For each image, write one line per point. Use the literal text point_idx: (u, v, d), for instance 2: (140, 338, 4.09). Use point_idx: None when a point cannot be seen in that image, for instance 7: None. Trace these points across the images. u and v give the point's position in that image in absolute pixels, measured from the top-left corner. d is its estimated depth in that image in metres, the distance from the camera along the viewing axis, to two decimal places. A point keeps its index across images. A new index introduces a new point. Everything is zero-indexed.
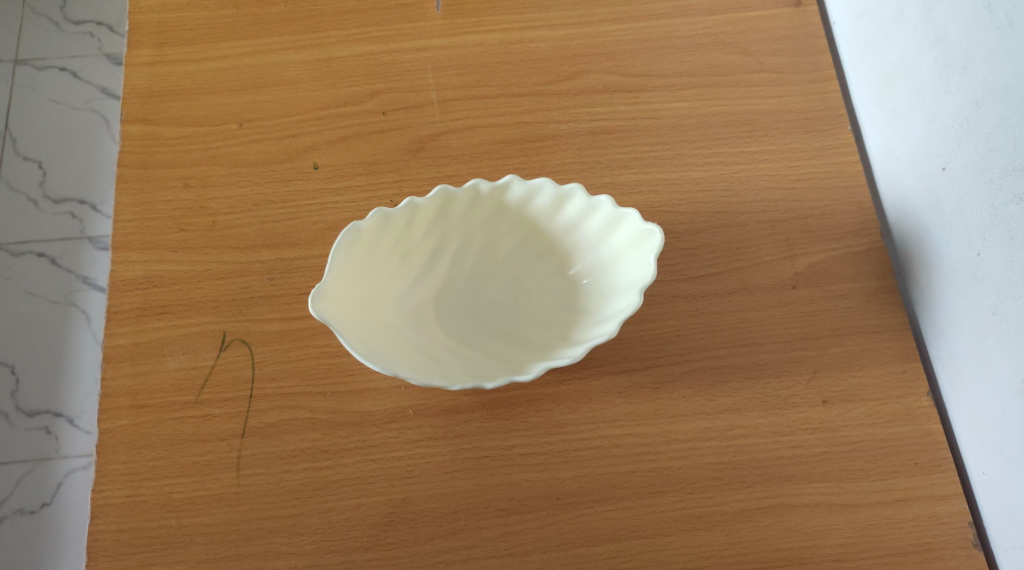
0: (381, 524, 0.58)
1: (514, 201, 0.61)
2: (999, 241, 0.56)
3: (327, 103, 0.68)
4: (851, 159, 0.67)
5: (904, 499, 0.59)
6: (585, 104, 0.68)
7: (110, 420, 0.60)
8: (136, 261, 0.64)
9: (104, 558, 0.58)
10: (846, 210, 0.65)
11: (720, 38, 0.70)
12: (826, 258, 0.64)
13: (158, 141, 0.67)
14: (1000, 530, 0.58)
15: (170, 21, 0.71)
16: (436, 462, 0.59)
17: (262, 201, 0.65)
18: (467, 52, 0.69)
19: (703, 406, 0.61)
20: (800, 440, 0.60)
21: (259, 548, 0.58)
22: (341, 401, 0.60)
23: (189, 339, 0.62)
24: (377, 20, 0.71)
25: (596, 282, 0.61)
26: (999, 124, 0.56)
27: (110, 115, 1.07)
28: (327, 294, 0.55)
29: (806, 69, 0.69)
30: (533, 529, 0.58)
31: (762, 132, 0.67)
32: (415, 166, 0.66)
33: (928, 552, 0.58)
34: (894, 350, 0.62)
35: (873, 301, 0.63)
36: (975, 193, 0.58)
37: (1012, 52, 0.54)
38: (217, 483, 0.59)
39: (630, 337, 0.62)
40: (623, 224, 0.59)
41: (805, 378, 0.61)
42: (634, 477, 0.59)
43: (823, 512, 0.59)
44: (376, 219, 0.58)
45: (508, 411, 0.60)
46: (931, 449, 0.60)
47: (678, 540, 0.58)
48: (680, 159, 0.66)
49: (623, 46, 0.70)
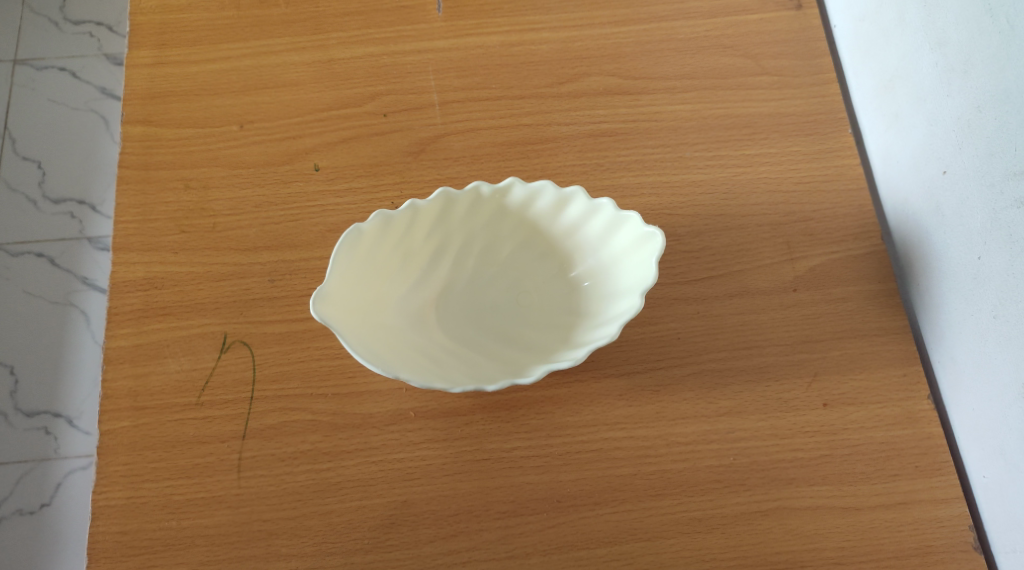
0: (382, 527, 0.58)
1: (515, 203, 0.61)
2: (1000, 245, 0.56)
3: (328, 105, 0.68)
4: (852, 161, 0.67)
5: (904, 502, 0.59)
6: (586, 107, 0.68)
7: (111, 422, 0.60)
8: (137, 262, 0.64)
9: (105, 559, 0.58)
10: (846, 213, 0.65)
11: (722, 41, 0.70)
12: (827, 261, 0.64)
13: (159, 142, 0.67)
14: (1001, 533, 0.58)
15: (172, 23, 0.71)
16: (437, 464, 0.59)
17: (263, 203, 0.65)
18: (469, 54, 0.69)
19: (704, 409, 0.61)
20: (800, 443, 0.60)
21: (260, 551, 0.58)
22: (342, 403, 0.60)
23: (189, 341, 0.62)
24: (378, 22, 0.71)
25: (597, 284, 0.61)
26: (1000, 128, 0.56)
27: (109, 115, 1.07)
28: (329, 296, 0.55)
29: (807, 72, 0.69)
30: (534, 532, 0.58)
31: (763, 135, 0.67)
32: (416, 168, 0.66)
33: (928, 555, 0.58)
34: (895, 352, 0.62)
35: (874, 304, 0.63)
36: (976, 197, 0.58)
37: (1013, 56, 0.54)
38: (218, 484, 0.59)
39: (632, 339, 0.62)
40: (624, 226, 0.59)
41: (806, 381, 0.61)
42: (635, 480, 0.59)
43: (823, 515, 0.59)
44: (378, 221, 0.58)
45: (509, 413, 0.60)
46: (931, 452, 0.60)
47: (679, 542, 0.58)
48: (681, 161, 0.66)
49: (624, 49, 0.70)
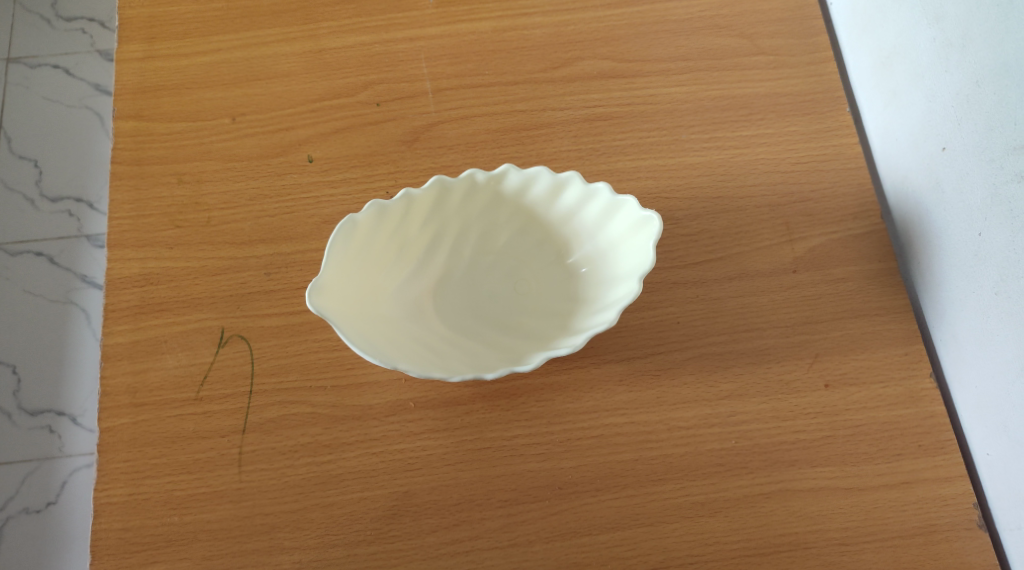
0: (385, 518, 0.58)
1: (511, 190, 0.61)
2: (1001, 220, 0.55)
3: (321, 95, 0.67)
4: (850, 140, 0.66)
5: (908, 481, 0.59)
6: (581, 91, 0.67)
7: (110, 419, 0.60)
8: (133, 258, 0.63)
9: (108, 556, 0.58)
10: (845, 192, 0.65)
11: (716, 21, 0.70)
12: (826, 241, 0.64)
13: (151, 137, 0.67)
14: (1006, 511, 0.58)
15: (161, 16, 0.70)
16: (438, 454, 0.59)
17: (258, 196, 0.65)
18: (461, 41, 0.69)
19: (705, 393, 0.60)
20: (802, 425, 0.60)
21: (263, 544, 0.58)
22: (341, 395, 0.60)
23: (187, 336, 0.62)
24: (369, 11, 0.70)
25: (595, 271, 0.61)
26: (999, 102, 0.55)
27: (104, 112, 1.07)
28: (326, 288, 0.55)
29: (804, 50, 0.69)
30: (537, 519, 0.58)
31: (760, 115, 0.67)
32: (410, 157, 0.66)
33: (933, 534, 0.58)
34: (896, 331, 0.62)
35: (874, 283, 0.63)
36: (977, 172, 0.57)
37: (1011, 29, 0.54)
38: (220, 479, 0.59)
39: (631, 325, 0.62)
40: (621, 211, 0.59)
41: (807, 362, 0.61)
42: (637, 465, 0.59)
43: (827, 496, 0.58)
44: (373, 211, 0.57)
45: (509, 401, 0.60)
46: (935, 431, 0.60)
47: (683, 527, 0.58)
48: (677, 144, 0.66)
49: (617, 32, 0.69)
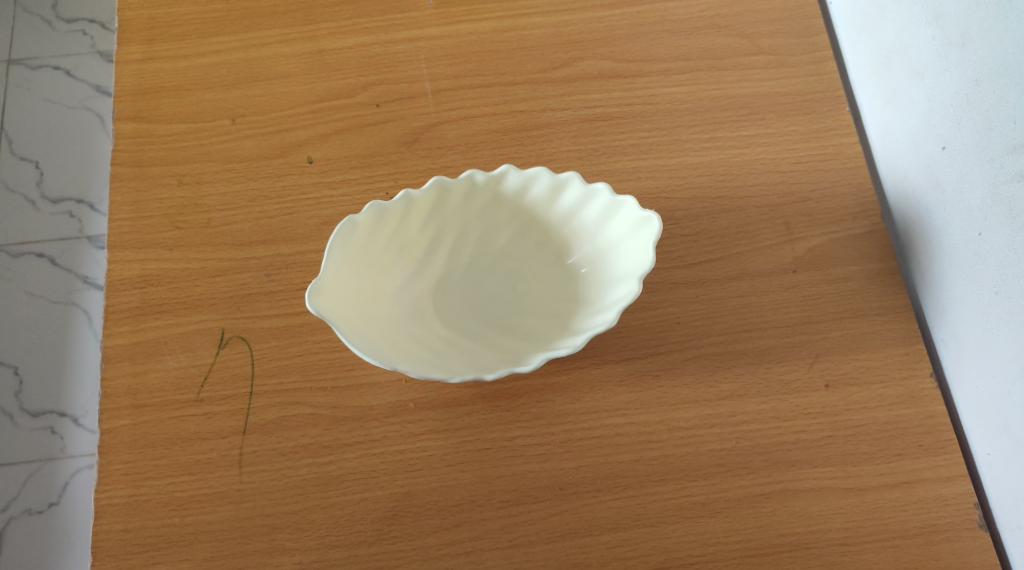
0: (386, 518, 0.58)
1: (511, 191, 0.61)
2: (1001, 220, 0.55)
3: (321, 96, 0.68)
4: (850, 140, 0.66)
5: (909, 482, 0.59)
6: (581, 91, 0.67)
7: (111, 420, 0.60)
8: (133, 260, 0.63)
9: (109, 558, 0.58)
10: (845, 192, 0.65)
11: (717, 21, 0.69)
12: (826, 241, 0.64)
13: (151, 139, 0.67)
14: (1007, 511, 0.58)
15: (161, 17, 0.70)
16: (438, 455, 0.59)
17: (258, 197, 0.65)
18: (460, 41, 0.69)
19: (706, 393, 0.60)
20: (803, 425, 0.60)
21: (263, 545, 0.58)
22: (341, 396, 0.60)
23: (188, 338, 0.62)
24: (369, 11, 0.70)
25: (595, 271, 0.61)
26: (999, 102, 0.55)
27: (105, 113, 1.07)
28: (325, 289, 0.55)
29: (804, 50, 0.69)
30: (537, 520, 0.58)
31: (760, 115, 0.67)
32: (410, 157, 0.66)
33: (934, 534, 0.58)
34: (896, 331, 0.62)
35: (874, 282, 0.63)
36: (977, 171, 0.57)
37: (1011, 28, 0.54)
38: (220, 480, 0.59)
39: (631, 325, 0.62)
40: (620, 211, 0.59)
41: (808, 362, 0.61)
42: (638, 466, 0.59)
43: (828, 496, 0.58)
44: (373, 212, 0.57)
45: (509, 402, 0.60)
46: (936, 431, 0.60)
47: (683, 527, 0.58)
48: (677, 144, 0.66)
49: (617, 32, 0.69)
